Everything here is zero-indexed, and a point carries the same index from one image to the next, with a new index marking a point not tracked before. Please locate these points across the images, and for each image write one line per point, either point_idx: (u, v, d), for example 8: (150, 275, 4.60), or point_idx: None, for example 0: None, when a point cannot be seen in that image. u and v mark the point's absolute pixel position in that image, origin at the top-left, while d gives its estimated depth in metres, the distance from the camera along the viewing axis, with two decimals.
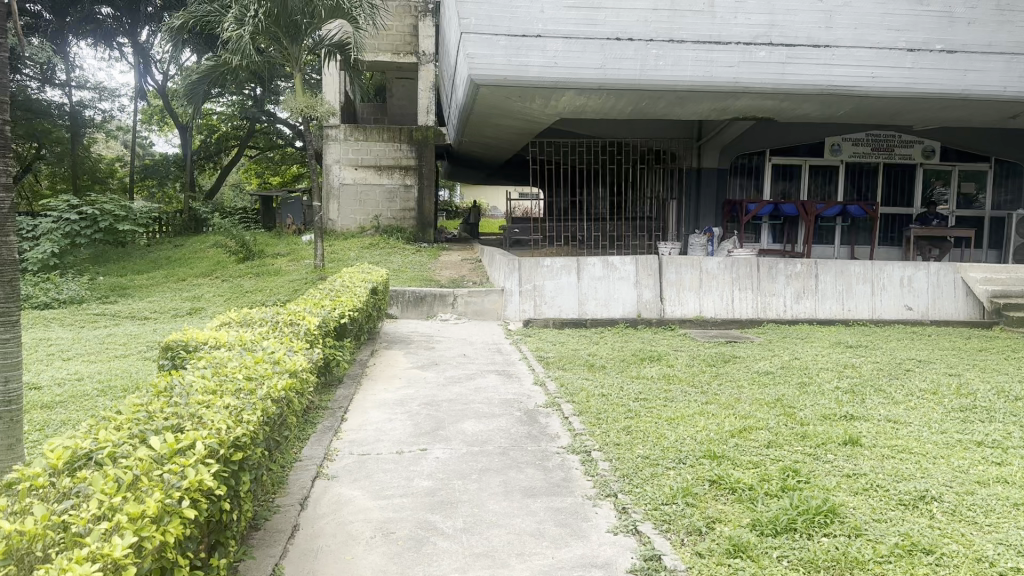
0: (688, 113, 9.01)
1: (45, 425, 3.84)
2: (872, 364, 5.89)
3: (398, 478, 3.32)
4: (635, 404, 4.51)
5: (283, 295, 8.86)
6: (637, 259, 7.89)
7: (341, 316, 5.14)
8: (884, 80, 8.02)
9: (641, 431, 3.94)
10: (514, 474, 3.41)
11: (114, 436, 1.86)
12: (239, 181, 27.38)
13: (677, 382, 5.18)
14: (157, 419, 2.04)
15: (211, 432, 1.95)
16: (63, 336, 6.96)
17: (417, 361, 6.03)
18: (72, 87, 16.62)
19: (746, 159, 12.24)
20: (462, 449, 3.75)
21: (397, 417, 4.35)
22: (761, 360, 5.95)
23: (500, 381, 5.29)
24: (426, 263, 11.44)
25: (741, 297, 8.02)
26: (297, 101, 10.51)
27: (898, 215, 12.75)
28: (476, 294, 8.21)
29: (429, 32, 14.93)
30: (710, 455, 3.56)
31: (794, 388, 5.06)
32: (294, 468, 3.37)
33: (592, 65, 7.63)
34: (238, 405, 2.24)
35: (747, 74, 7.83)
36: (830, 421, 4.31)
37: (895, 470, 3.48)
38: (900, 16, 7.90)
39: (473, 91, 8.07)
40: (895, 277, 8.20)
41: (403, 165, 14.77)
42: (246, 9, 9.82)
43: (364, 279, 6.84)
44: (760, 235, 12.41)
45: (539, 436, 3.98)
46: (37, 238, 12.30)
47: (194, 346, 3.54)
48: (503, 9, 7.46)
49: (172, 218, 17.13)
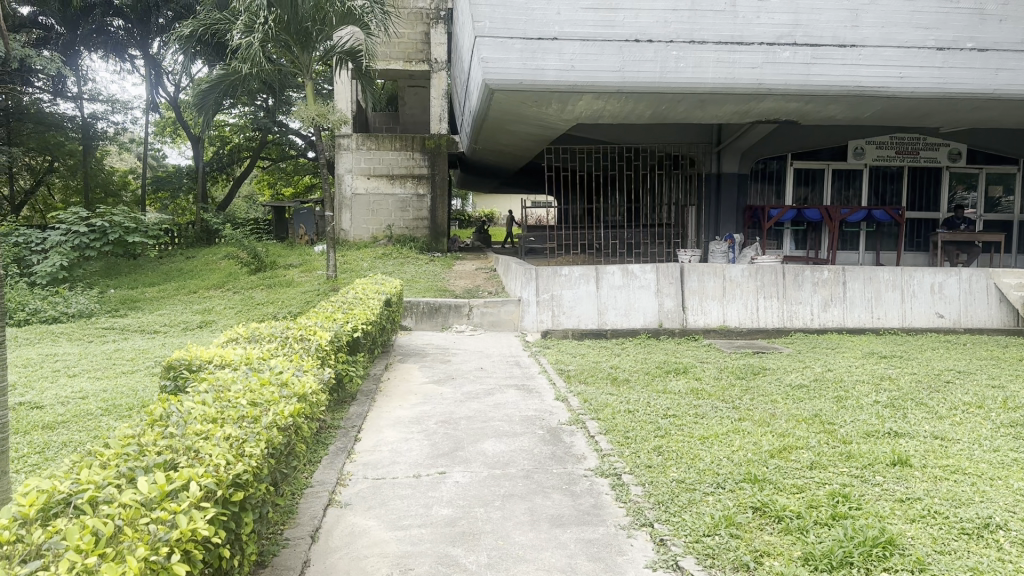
0: (709, 116, 8.75)
1: (44, 448, 3.63)
2: (910, 376, 5.62)
3: (416, 506, 3.09)
4: (664, 421, 4.25)
5: (295, 308, 8.66)
6: (657, 267, 7.65)
7: (354, 330, 4.93)
8: (913, 80, 7.76)
9: (674, 451, 3.69)
10: (540, 500, 3.16)
11: (98, 476, 1.63)
12: (252, 192, 27.29)
13: (707, 397, 4.92)
14: (148, 455, 1.80)
15: (208, 469, 1.73)
16: (68, 352, 6.76)
17: (432, 375, 5.79)
18: (84, 100, 16.55)
19: (766, 165, 11.98)
20: (483, 472, 3.51)
21: (414, 436, 4.12)
22: (792, 372, 5.69)
23: (520, 397, 5.05)
24: (441, 274, 11.25)
25: (767, 306, 7.75)
26: (308, 110, 10.32)
27: (923, 220, 12.46)
28: (492, 304, 7.97)
29: (441, 40, 14.79)
30: (751, 478, 3.31)
31: (832, 403, 4.80)
32: (304, 495, 3.13)
33: (611, 68, 7.42)
34: (240, 436, 2.01)
35: (771, 75, 7.58)
36: (873, 438, 4.06)
37: (952, 494, 3.21)
38: (929, 13, 7.67)
39: (488, 97, 7.86)
40: (926, 283, 7.92)
41: (416, 174, 14.61)
42: (254, 17, 9.67)
43: (378, 291, 6.63)
44: (782, 241, 12.14)
45: (564, 457, 3.73)
46: (46, 251, 11.96)
47: (198, 366, 3.33)
48: (519, 11, 7.26)
49: (184, 230, 16.98)
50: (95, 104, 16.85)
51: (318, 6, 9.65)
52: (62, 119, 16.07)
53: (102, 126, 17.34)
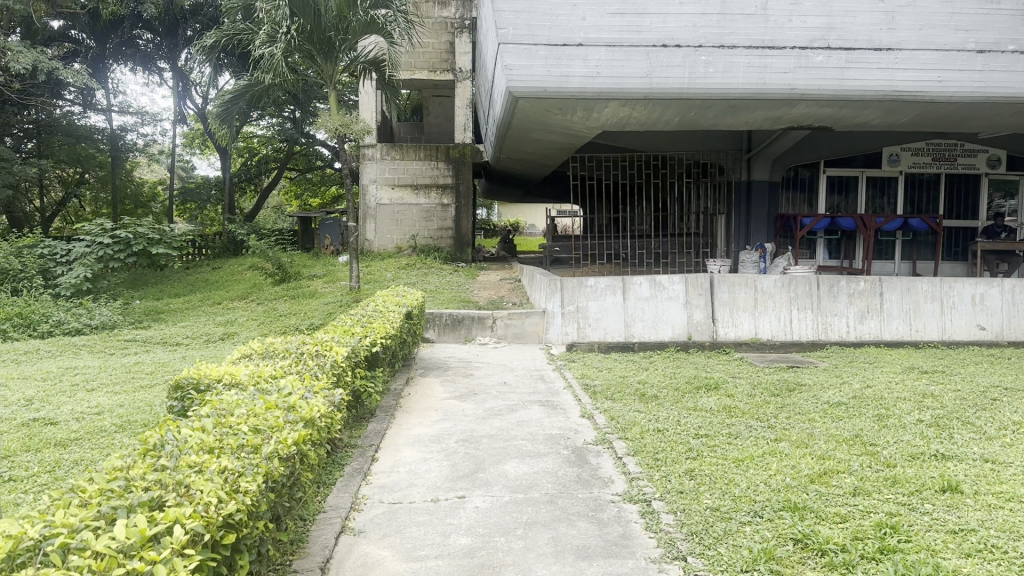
0: (740, 122, 8.52)
1: (55, 467, 3.48)
2: (955, 393, 5.33)
3: (433, 534, 2.91)
4: (696, 441, 4.04)
5: (317, 320, 8.56)
6: (686, 278, 7.43)
7: (373, 344, 4.77)
8: (952, 83, 7.50)
9: (708, 476, 3.47)
10: (564, 529, 2.97)
11: (76, 517, 1.49)
12: (279, 204, 27.41)
13: (740, 415, 4.69)
14: (134, 492, 1.66)
15: (197, 509, 1.60)
16: (88, 365, 6.68)
17: (454, 391, 5.61)
18: (115, 112, 16.71)
19: (797, 173, 11.71)
20: (505, 497, 3.32)
21: (433, 456, 3.95)
22: (830, 389, 5.44)
23: (544, 414, 4.86)
24: (464, 284, 11.11)
25: (801, 318, 7.49)
26: (331, 120, 10.24)
27: (961, 228, 12.11)
28: (517, 316, 7.83)
29: (466, 49, 14.74)
30: (790, 506, 3.10)
31: (872, 422, 4.55)
32: (315, 522, 2.97)
33: (638, 74, 7.24)
34: (236, 468, 1.88)
35: (805, 80, 7.35)
36: (919, 461, 3.82)
37: (1008, 525, 2.97)
38: (969, 15, 7.40)
39: (511, 105, 7.72)
40: (966, 294, 7.63)
41: (441, 184, 14.50)
42: (277, 27, 9.61)
43: (399, 303, 6.47)
44: (815, 251, 11.84)
45: (591, 481, 3.54)
46: (71, 262, 11.94)
47: (206, 386, 3.21)
48: (543, 17, 7.13)
49: (211, 241, 17.03)
50: (124, 116, 16.98)
51: (341, 15, 9.58)
52: (93, 132, 16.22)
53: (132, 137, 17.48)
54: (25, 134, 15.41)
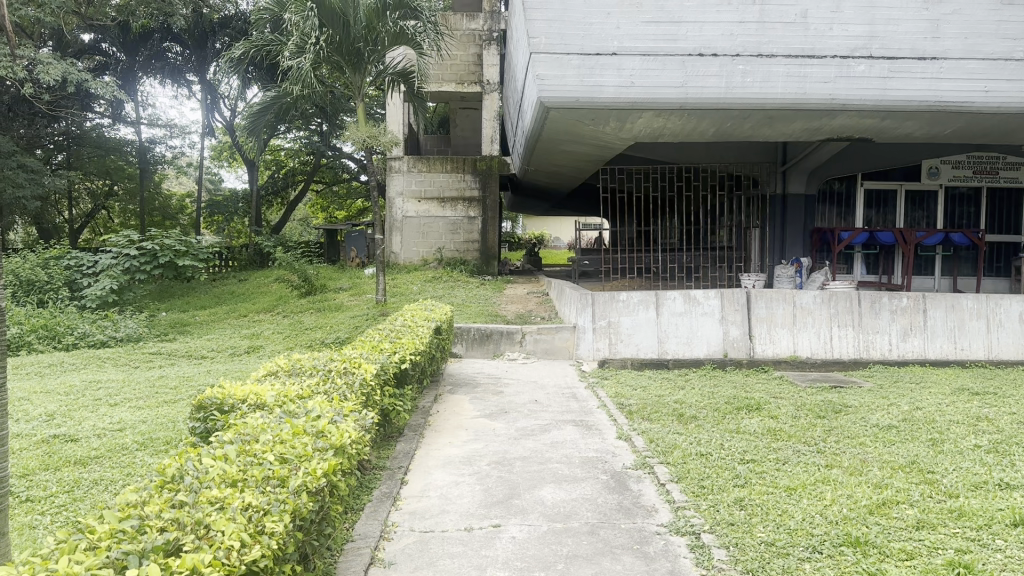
0: (778, 133, 8.29)
1: (75, 486, 3.32)
2: (1011, 417, 5.06)
3: (466, 568, 2.72)
4: (743, 467, 3.82)
5: (343, 334, 8.41)
6: (722, 293, 7.19)
7: (401, 361, 4.62)
8: (1000, 93, 7.23)
9: (760, 506, 3.25)
10: (608, 564, 2.77)
11: (81, 565, 1.34)
12: (306, 216, 27.51)
13: (787, 439, 4.45)
14: (148, 533, 1.52)
15: (217, 556, 1.47)
16: (112, 378, 6.59)
17: (484, 409, 5.42)
18: (143, 125, 16.78)
19: (831, 187, 11.53)
20: (542, 527, 3.13)
21: (464, 480, 3.77)
22: (878, 411, 5.18)
23: (579, 435, 4.66)
24: (491, 297, 10.97)
25: (842, 335, 7.22)
26: (358, 132, 10.13)
27: (1003, 244, 11.78)
28: (546, 331, 7.62)
29: (494, 61, 14.60)
30: (852, 542, 2.88)
31: (927, 448, 4.30)
32: (343, 552, 2.81)
33: (673, 84, 7.07)
34: (261, 505, 1.73)
35: (845, 90, 7.12)
36: (982, 491, 3.58)
37: None
38: (1017, 23, 7.11)
39: (542, 116, 7.58)
40: (1015, 311, 7.31)
41: (467, 197, 14.38)
42: (305, 38, 9.41)
43: (427, 318, 6.31)
44: (852, 266, 11.56)
45: (633, 509, 3.34)
46: (97, 274, 11.90)
47: (230, 407, 3.08)
48: (577, 26, 6.99)
49: (238, 252, 17.09)
50: (153, 128, 17.01)
51: (369, 25, 9.58)
52: (122, 144, 16.30)
53: (161, 149, 17.56)
54: (55, 146, 15.57)
